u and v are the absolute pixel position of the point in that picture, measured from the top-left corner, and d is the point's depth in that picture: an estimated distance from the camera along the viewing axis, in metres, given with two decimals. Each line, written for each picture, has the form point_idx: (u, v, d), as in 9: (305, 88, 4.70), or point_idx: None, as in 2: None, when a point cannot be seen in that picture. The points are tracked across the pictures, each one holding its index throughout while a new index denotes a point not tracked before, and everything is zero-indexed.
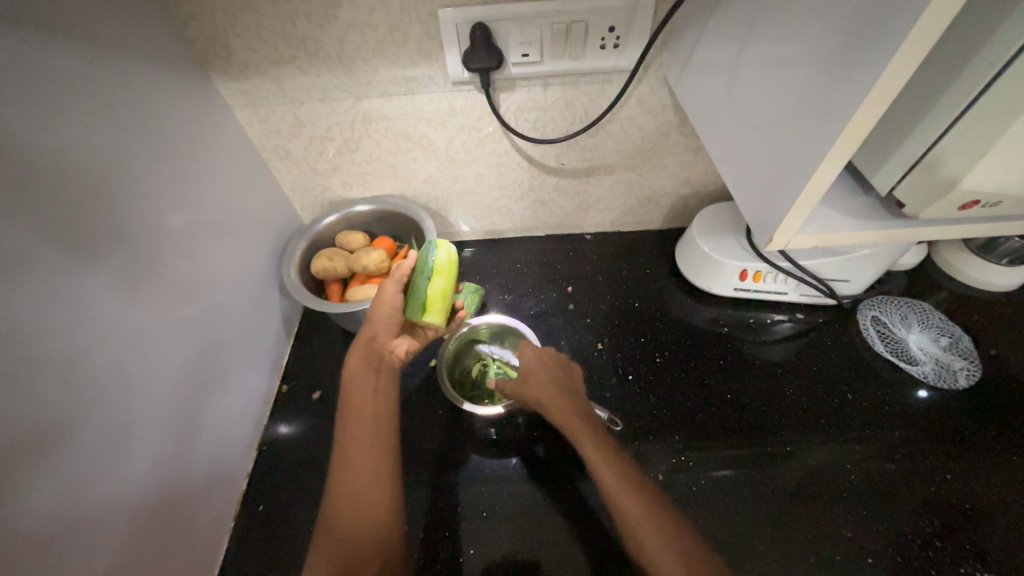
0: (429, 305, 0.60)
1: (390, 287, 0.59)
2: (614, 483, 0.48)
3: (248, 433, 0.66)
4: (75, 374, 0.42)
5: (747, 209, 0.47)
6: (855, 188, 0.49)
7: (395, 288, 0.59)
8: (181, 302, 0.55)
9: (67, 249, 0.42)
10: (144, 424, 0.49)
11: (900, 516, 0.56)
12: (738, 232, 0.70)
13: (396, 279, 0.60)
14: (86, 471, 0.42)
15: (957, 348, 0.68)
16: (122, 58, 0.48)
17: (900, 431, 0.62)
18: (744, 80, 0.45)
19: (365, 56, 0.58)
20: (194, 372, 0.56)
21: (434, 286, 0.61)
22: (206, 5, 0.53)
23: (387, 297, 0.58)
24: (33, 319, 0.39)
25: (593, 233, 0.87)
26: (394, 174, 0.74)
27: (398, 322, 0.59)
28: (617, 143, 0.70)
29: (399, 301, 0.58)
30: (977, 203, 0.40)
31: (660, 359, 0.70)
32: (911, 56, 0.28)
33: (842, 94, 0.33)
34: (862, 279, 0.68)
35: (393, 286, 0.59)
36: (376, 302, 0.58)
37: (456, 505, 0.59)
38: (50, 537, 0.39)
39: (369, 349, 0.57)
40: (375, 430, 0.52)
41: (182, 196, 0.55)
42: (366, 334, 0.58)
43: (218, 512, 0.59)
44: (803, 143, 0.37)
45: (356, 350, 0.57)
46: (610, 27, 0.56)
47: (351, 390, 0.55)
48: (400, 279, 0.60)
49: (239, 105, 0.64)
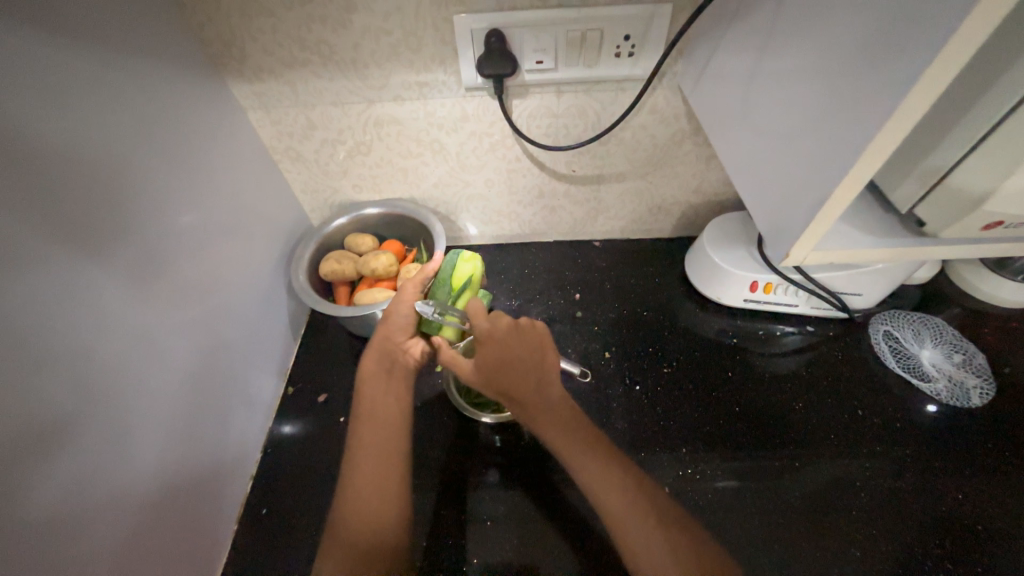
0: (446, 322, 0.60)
1: (408, 288, 0.59)
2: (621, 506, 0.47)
3: (254, 433, 0.66)
4: (82, 375, 0.42)
5: (762, 223, 0.46)
6: (872, 203, 0.48)
7: (414, 292, 0.59)
8: (189, 302, 0.55)
9: (76, 249, 0.42)
10: (150, 422, 0.49)
11: (910, 535, 0.55)
12: (749, 242, 0.70)
13: (416, 283, 0.59)
14: (90, 468, 0.42)
15: (971, 366, 0.67)
16: (138, 59, 0.48)
17: (911, 448, 0.61)
18: (761, 93, 0.44)
19: (379, 60, 0.58)
20: (201, 371, 0.56)
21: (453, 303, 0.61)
22: (223, 8, 0.53)
23: (407, 298, 0.58)
24: (42, 318, 0.39)
25: (601, 240, 0.86)
26: (404, 178, 0.74)
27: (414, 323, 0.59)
28: (628, 151, 0.70)
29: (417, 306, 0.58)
30: (1000, 223, 0.40)
31: (668, 369, 0.70)
32: (940, 74, 0.28)
33: (864, 110, 0.32)
34: (875, 293, 0.67)
35: (412, 290, 0.58)
36: (394, 303, 0.58)
37: (458, 512, 0.59)
38: (54, 535, 0.39)
39: (383, 349, 0.58)
40: (385, 432, 0.53)
41: (192, 196, 0.55)
42: (380, 334, 0.58)
43: (222, 512, 0.59)
44: (821, 159, 0.36)
45: (371, 350, 0.58)
46: (625, 36, 0.56)
47: (365, 390, 0.56)
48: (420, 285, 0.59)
49: (252, 107, 0.64)
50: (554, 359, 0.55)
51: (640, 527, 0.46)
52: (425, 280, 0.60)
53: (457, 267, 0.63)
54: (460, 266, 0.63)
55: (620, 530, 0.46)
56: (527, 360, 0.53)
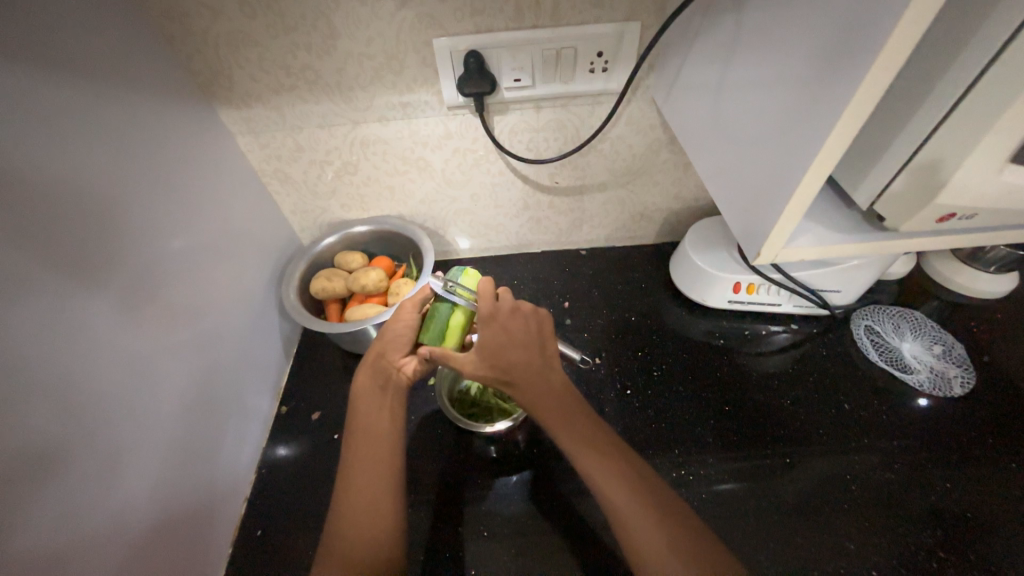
0: (449, 333, 0.57)
1: (407, 308, 0.60)
2: (614, 486, 0.47)
3: (249, 453, 0.66)
4: (75, 400, 0.42)
5: (735, 224, 0.48)
6: (838, 202, 0.50)
7: (413, 311, 0.60)
8: (182, 323, 0.55)
9: (68, 276, 0.42)
10: (147, 444, 0.49)
11: (903, 527, 0.56)
12: (730, 245, 0.72)
13: (414, 303, 0.60)
14: (89, 493, 0.42)
15: (950, 356, 0.69)
16: (127, 89, 0.50)
17: (899, 440, 0.62)
18: (728, 102, 0.46)
19: (363, 82, 0.60)
20: (195, 392, 0.57)
21: (456, 316, 0.58)
22: (210, 39, 0.55)
23: (406, 316, 0.60)
24: (35, 345, 0.39)
25: (588, 249, 0.88)
26: (392, 196, 0.76)
27: (409, 339, 0.59)
28: (608, 162, 0.72)
29: (416, 323, 0.59)
30: (954, 215, 0.42)
31: (659, 373, 0.71)
32: (882, 77, 0.30)
33: (818, 114, 0.35)
34: (854, 289, 0.69)
35: (410, 309, 0.60)
36: (393, 321, 0.60)
37: (455, 525, 0.59)
38: (58, 559, 0.39)
39: (377, 365, 0.57)
40: (375, 452, 0.52)
41: (183, 220, 0.56)
42: (376, 350, 0.58)
43: (218, 534, 0.58)
44: (783, 162, 0.39)
45: (366, 366, 0.58)
46: (598, 53, 0.58)
47: (359, 410, 0.56)
48: (417, 305, 0.60)
49: (241, 133, 0.65)
50: (554, 346, 0.56)
51: (636, 508, 0.45)
52: (424, 301, 0.61)
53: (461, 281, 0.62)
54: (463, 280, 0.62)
55: (623, 520, 0.45)
56: (528, 342, 0.54)
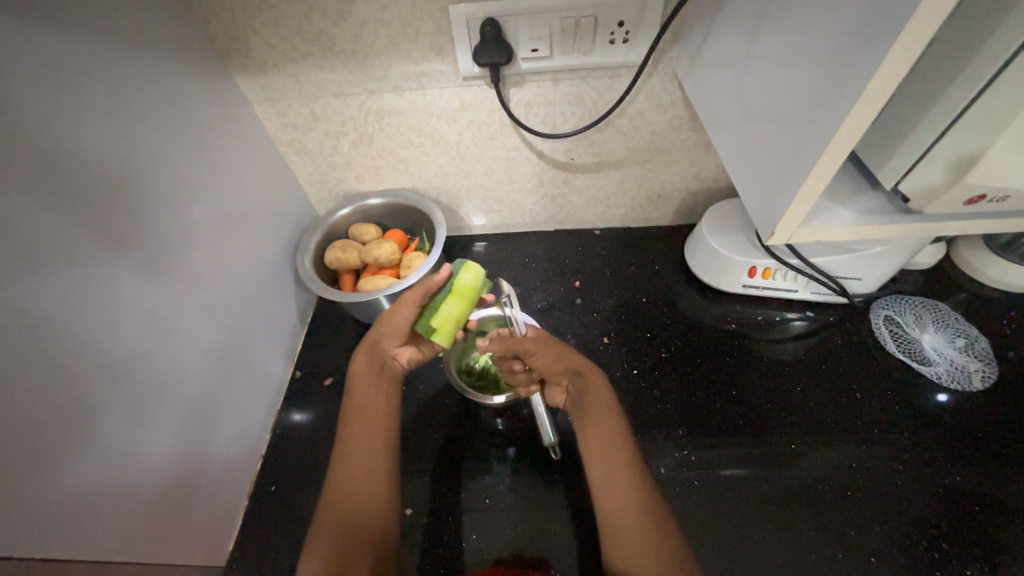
0: (440, 328, 0.57)
1: (408, 302, 0.58)
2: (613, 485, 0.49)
3: (265, 414, 0.69)
4: (98, 355, 0.45)
5: (752, 204, 0.47)
6: (863, 183, 0.48)
7: (412, 306, 0.58)
8: (202, 288, 0.58)
9: (93, 237, 0.44)
10: (166, 401, 0.52)
11: (906, 518, 0.56)
12: (747, 227, 0.70)
13: (414, 298, 0.57)
14: (113, 445, 0.46)
15: (973, 350, 0.66)
16: (145, 53, 0.50)
17: (910, 433, 0.61)
18: (752, 75, 0.45)
19: (378, 50, 0.60)
20: (213, 354, 0.59)
21: (449, 311, 0.57)
22: (227, 4, 0.55)
23: (404, 312, 0.58)
24: (61, 302, 0.41)
25: (602, 228, 0.87)
26: (406, 169, 0.76)
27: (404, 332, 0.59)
28: (626, 138, 0.71)
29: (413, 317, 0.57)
30: (983, 197, 0.40)
31: (666, 355, 0.70)
32: (909, 49, 0.28)
33: (841, 89, 0.33)
34: (875, 278, 0.67)
35: (410, 305, 0.57)
36: (391, 313, 0.59)
37: (458, 493, 0.60)
38: (96, 498, 0.44)
39: (374, 351, 0.60)
40: (372, 427, 0.55)
41: (203, 187, 0.58)
42: (373, 336, 0.60)
43: (235, 487, 0.62)
44: (802, 139, 0.37)
45: (363, 348, 0.60)
46: (619, 22, 0.56)
47: (354, 387, 0.58)
48: (418, 300, 0.57)
49: (258, 101, 0.66)
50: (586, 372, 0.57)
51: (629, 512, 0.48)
52: (425, 295, 0.57)
53: (462, 275, 0.57)
54: (464, 275, 0.57)
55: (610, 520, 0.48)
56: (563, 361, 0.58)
